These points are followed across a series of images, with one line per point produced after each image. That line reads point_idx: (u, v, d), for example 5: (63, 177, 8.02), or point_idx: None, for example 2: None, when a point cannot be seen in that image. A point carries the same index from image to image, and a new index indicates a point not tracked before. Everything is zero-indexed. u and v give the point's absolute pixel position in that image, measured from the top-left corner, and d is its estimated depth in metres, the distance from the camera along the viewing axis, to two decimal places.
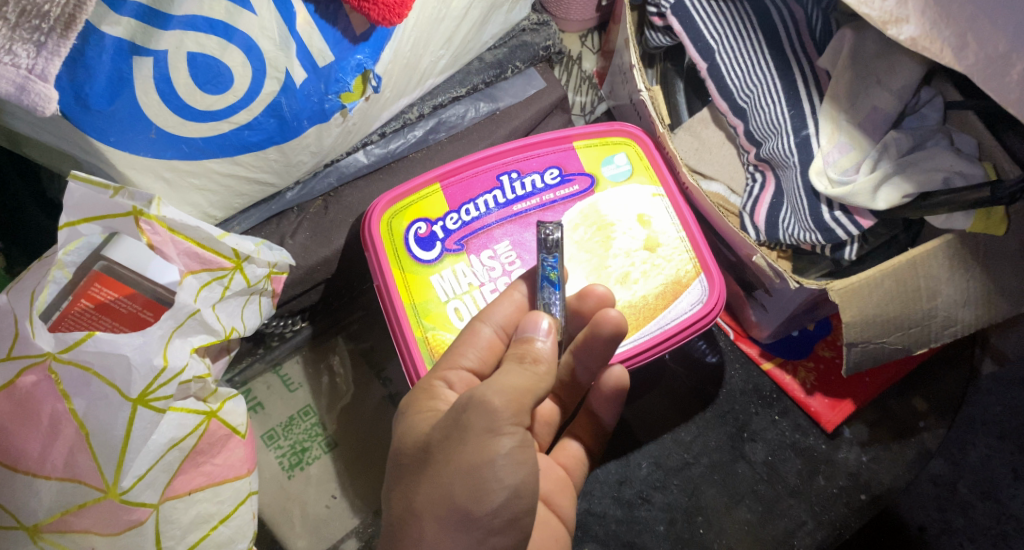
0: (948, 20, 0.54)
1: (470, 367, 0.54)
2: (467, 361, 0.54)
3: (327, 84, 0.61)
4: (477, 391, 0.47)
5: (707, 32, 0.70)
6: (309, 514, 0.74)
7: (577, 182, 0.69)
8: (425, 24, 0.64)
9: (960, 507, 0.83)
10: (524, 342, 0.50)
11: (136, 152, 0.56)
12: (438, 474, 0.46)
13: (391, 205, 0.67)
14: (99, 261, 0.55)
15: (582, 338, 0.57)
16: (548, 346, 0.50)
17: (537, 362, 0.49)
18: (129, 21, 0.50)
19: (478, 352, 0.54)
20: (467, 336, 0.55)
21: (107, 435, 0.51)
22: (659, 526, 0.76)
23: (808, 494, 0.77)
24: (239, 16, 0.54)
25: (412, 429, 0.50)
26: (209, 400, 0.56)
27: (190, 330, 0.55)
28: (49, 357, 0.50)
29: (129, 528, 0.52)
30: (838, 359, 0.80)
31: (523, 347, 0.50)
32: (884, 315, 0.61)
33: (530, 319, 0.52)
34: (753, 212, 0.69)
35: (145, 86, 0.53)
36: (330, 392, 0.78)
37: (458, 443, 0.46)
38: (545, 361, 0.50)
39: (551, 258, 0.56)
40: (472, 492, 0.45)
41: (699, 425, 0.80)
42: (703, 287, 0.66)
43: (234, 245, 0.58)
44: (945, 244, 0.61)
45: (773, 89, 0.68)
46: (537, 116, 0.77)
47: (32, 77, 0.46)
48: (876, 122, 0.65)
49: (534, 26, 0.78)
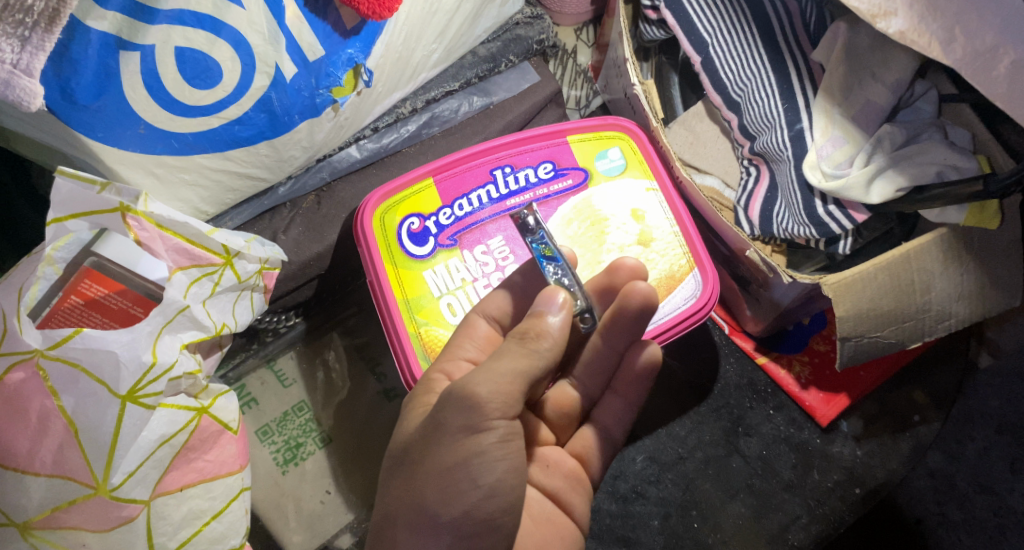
0: (936, 14, 0.54)
1: (470, 358, 0.55)
2: (465, 352, 0.55)
3: (317, 78, 0.61)
4: (469, 390, 0.47)
5: (700, 25, 0.69)
6: (304, 509, 0.74)
7: (570, 177, 0.69)
8: (417, 18, 0.64)
9: (957, 500, 0.83)
10: (535, 316, 0.50)
11: (125, 148, 0.56)
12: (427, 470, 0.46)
13: (384, 200, 0.66)
14: (90, 256, 0.55)
15: (609, 314, 0.58)
16: (555, 324, 0.49)
17: (540, 338, 0.49)
18: (115, 15, 0.50)
19: (477, 344, 0.56)
20: (465, 330, 0.56)
21: (95, 432, 0.51)
22: (653, 521, 0.77)
23: (803, 488, 0.77)
24: (228, 10, 0.53)
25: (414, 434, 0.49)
26: (200, 396, 0.57)
27: (180, 326, 0.55)
28: (37, 352, 0.50)
29: (120, 524, 0.52)
30: (832, 353, 0.80)
31: (531, 322, 0.49)
32: (877, 309, 0.61)
33: (546, 294, 0.51)
34: (747, 205, 0.69)
35: (133, 81, 0.53)
36: (326, 387, 0.78)
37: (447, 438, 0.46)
38: (548, 338, 0.49)
39: (538, 236, 0.55)
40: (451, 497, 0.46)
41: (694, 420, 0.80)
42: (696, 281, 0.66)
43: (224, 240, 0.58)
44: (939, 238, 0.61)
45: (767, 82, 0.68)
46: (531, 110, 0.77)
47: (17, 72, 0.46)
48: (870, 116, 0.64)
49: (528, 20, 0.77)
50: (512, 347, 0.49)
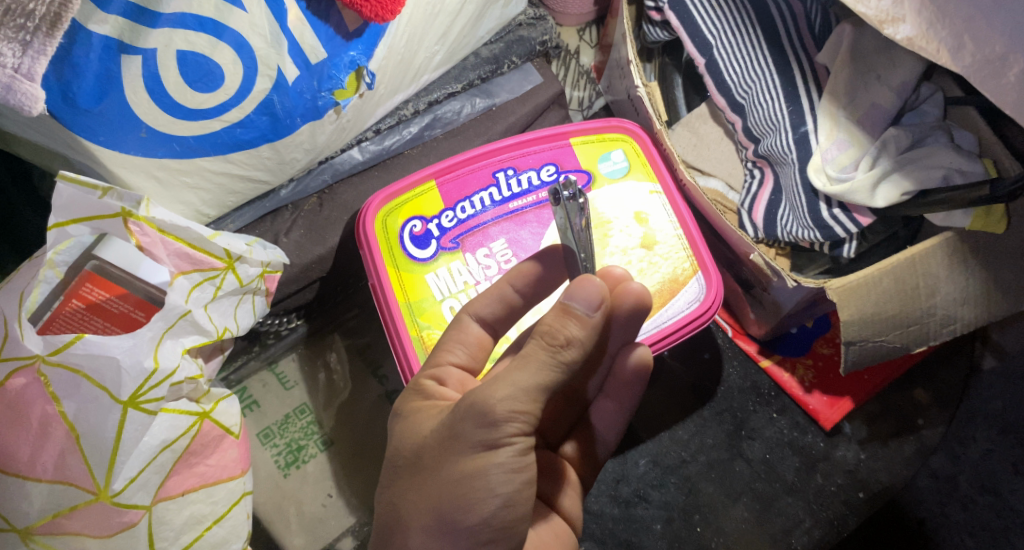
0: (945, 20, 0.53)
1: (459, 363, 0.55)
2: (455, 358, 0.55)
3: (319, 81, 0.60)
4: (481, 395, 0.46)
5: (705, 27, 0.69)
6: (305, 513, 0.74)
7: (573, 179, 0.68)
8: (420, 20, 0.64)
9: (959, 503, 0.82)
10: (562, 315, 0.47)
11: (126, 151, 0.56)
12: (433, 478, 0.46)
13: (386, 203, 0.66)
14: (91, 260, 0.54)
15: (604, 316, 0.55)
16: (588, 322, 0.47)
17: (569, 344, 0.46)
18: (116, 19, 0.49)
19: (468, 349, 0.55)
20: (456, 332, 0.55)
21: (97, 437, 0.51)
22: (656, 525, 0.76)
23: (806, 492, 0.77)
24: (230, 13, 0.53)
25: (418, 439, 0.49)
26: (202, 400, 0.56)
27: (181, 330, 0.55)
28: (38, 359, 0.50)
29: (121, 529, 0.52)
30: (836, 356, 0.80)
31: (560, 321, 0.46)
32: (882, 314, 0.60)
33: (578, 285, 0.47)
34: (751, 208, 0.69)
35: (134, 85, 0.53)
36: (327, 389, 0.78)
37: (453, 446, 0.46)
38: (577, 343, 0.46)
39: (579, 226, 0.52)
40: (467, 507, 0.45)
41: (697, 423, 0.79)
42: (700, 284, 0.66)
43: (226, 245, 0.58)
44: (945, 242, 0.60)
45: (771, 85, 0.67)
46: (533, 112, 0.76)
47: (18, 77, 0.46)
48: (875, 119, 0.64)
49: (531, 21, 0.77)
50: (538, 352, 0.46)
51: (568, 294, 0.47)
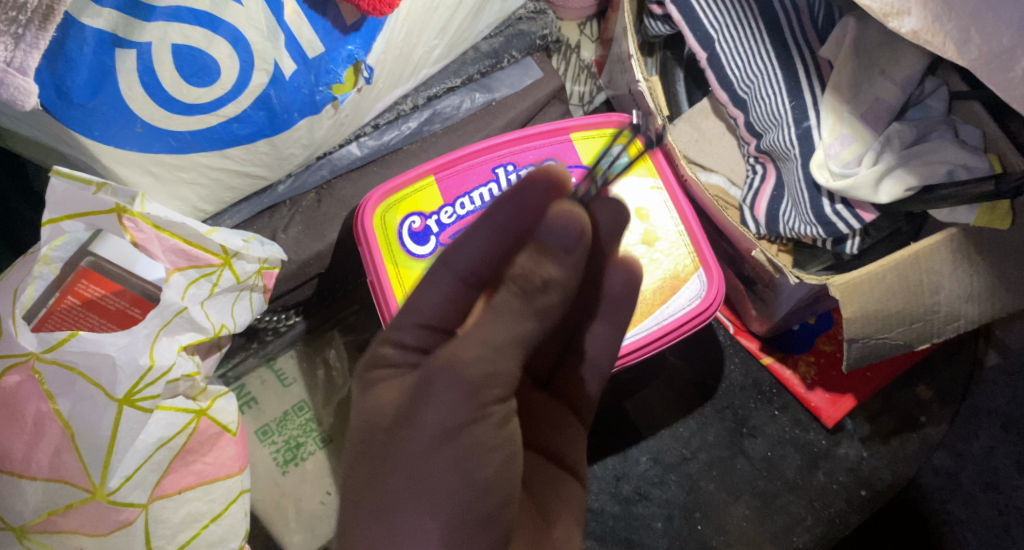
0: (952, 12, 0.52)
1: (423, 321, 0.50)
2: (420, 316, 0.50)
3: (317, 75, 0.60)
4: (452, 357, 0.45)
5: (706, 21, 0.68)
6: (304, 510, 0.74)
7: (574, 175, 0.68)
8: (419, 14, 0.63)
9: (961, 498, 0.81)
10: (538, 254, 0.44)
11: (122, 147, 0.55)
12: (416, 455, 0.44)
13: (385, 199, 0.65)
14: (86, 256, 0.54)
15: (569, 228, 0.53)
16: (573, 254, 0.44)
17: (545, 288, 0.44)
18: (110, 12, 0.49)
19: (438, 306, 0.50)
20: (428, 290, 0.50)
21: (92, 435, 0.50)
22: (657, 523, 0.77)
23: (807, 490, 0.78)
24: (226, 6, 0.52)
25: None
26: (199, 398, 0.56)
27: (178, 327, 0.54)
28: (33, 356, 0.49)
29: (117, 528, 0.51)
30: (839, 353, 0.80)
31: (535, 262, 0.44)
32: (886, 310, 0.60)
33: (559, 219, 0.44)
34: (753, 204, 0.69)
35: (129, 79, 0.52)
36: (327, 387, 0.78)
37: (439, 411, 0.44)
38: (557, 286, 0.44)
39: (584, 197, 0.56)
40: None
41: (699, 420, 0.79)
42: (701, 281, 0.65)
43: (222, 241, 0.57)
44: (950, 239, 0.60)
45: (774, 79, 0.66)
46: (533, 107, 0.76)
47: (10, 70, 0.45)
48: (879, 114, 0.63)
49: (531, 15, 0.76)
50: (515, 301, 0.44)
51: (544, 229, 0.44)
